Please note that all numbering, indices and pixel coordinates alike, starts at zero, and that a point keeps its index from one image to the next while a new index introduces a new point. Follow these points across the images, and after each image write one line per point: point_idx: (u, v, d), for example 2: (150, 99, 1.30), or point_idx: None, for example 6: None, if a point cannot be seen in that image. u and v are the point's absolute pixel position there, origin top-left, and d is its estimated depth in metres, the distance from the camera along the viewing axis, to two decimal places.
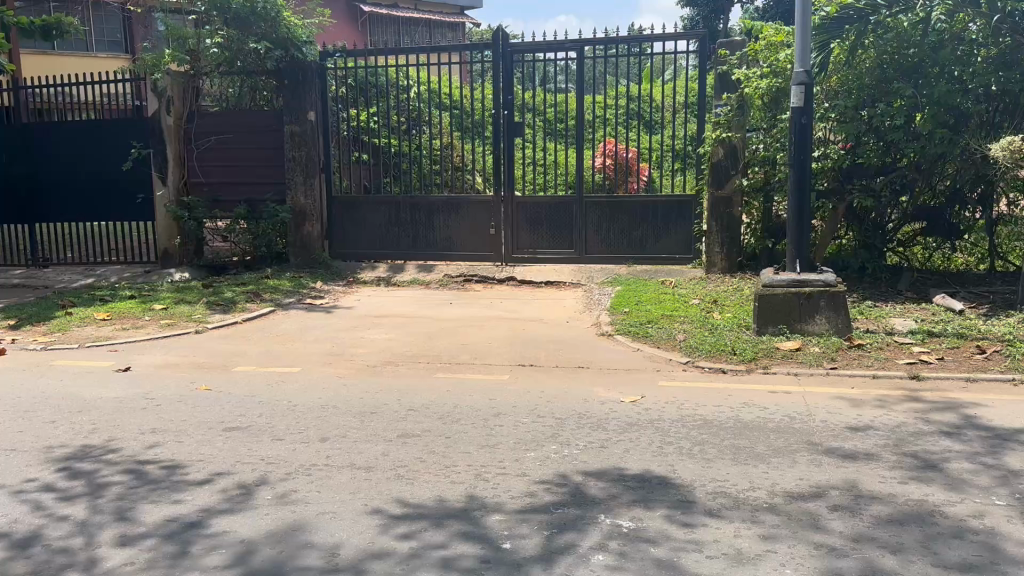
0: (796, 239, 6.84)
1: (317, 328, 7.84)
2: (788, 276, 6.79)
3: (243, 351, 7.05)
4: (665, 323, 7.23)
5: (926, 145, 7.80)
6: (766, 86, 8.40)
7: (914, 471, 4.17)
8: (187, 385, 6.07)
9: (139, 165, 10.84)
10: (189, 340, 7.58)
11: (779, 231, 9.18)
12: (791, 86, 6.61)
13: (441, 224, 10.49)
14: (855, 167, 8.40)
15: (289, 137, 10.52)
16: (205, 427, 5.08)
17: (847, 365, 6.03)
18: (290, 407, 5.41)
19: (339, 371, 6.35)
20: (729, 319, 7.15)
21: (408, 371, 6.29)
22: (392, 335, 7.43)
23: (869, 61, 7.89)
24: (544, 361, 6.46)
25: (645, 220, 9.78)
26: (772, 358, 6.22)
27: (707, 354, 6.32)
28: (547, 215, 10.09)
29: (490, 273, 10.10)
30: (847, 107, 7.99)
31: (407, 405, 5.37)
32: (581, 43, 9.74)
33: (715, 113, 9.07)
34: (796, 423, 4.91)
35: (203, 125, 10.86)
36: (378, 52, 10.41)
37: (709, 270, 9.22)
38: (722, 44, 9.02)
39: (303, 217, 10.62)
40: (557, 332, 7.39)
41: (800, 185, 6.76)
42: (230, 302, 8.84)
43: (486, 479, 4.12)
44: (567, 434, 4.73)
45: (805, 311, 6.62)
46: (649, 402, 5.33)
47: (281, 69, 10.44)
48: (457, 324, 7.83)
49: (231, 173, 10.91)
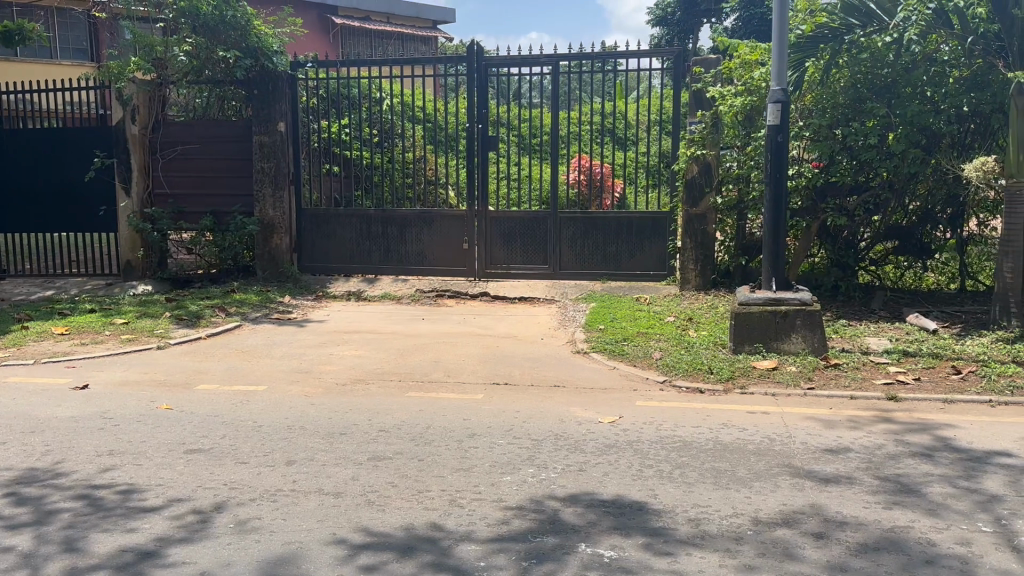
0: (773, 256, 6.74)
1: (285, 344, 7.63)
2: (763, 294, 6.73)
3: (207, 368, 6.82)
4: (641, 341, 7.14)
5: (899, 164, 7.85)
6: (740, 104, 8.39)
7: (898, 496, 4.09)
8: (147, 404, 5.85)
9: (101, 175, 10.58)
10: (151, 356, 7.33)
11: (753, 248, 9.14)
12: (768, 103, 6.58)
13: (413, 238, 10.33)
14: (828, 185, 8.34)
15: (257, 147, 10.29)
16: (165, 449, 4.87)
17: (824, 385, 5.98)
18: (255, 427, 5.22)
19: (307, 389, 6.16)
20: (705, 337, 7.07)
21: (379, 389, 6.12)
22: (363, 352, 7.25)
23: (844, 81, 7.92)
24: (519, 379, 6.33)
25: (619, 236, 9.71)
26: (749, 377, 6.14)
27: (684, 373, 6.23)
28: (521, 230, 9.98)
29: (463, 288, 9.95)
30: (821, 125, 8.01)
31: (378, 426, 5.20)
32: (556, 58, 9.67)
33: (689, 130, 8.99)
34: (776, 444, 4.82)
35: (169, 134, 10.66)
36: (351, 64, 10.28)
37: (684, 288, 9.15)
38: (697, 61, 8.98)
39: (270, 230, 10.37)
40: (532, 349, 7.26)
41: (776, 203, 6.68)
42: (194, 316, 8.60)
43: (460, 505, 3.96)
44: (544, 456, 4.60)
45: (782, 329, 6.57)
46: (627, 422, 5.22)
47: (250, 78, 10.18)
48: (429, 341, 7.67)
49: (197, 184, 10.68)
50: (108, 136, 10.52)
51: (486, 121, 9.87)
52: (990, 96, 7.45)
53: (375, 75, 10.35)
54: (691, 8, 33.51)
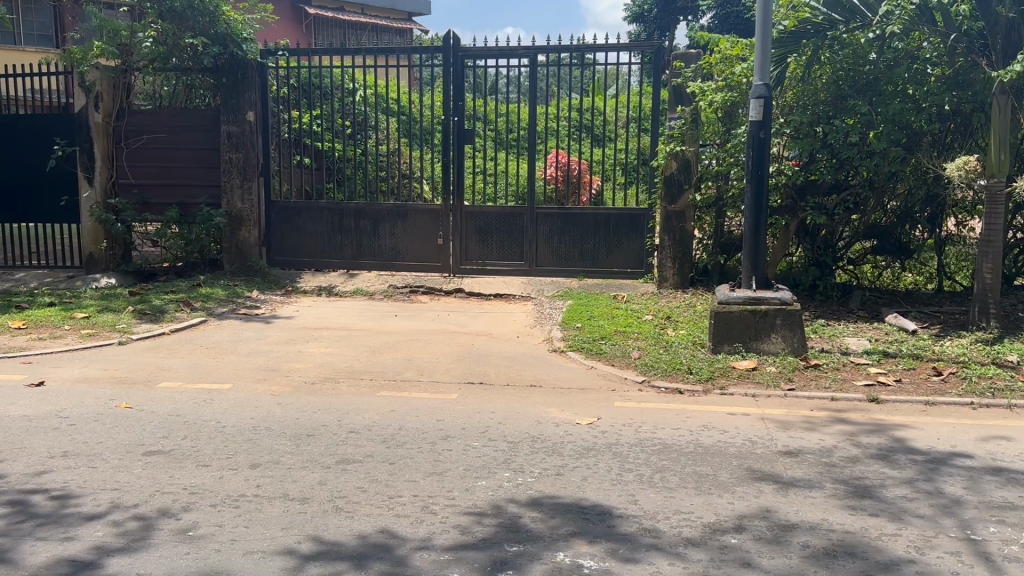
0: (752, 256, 6.62)
1: (252, 340, 7.38)
2: (742, 293, 6.61)
3: (171, 365, 6.57)
4: (619, 340, 6.99)
5: (879, 162, 7.79)
6: (721, 101, 8.23)
7: (886, 501, 3.95)
8: (105, 402, 5.59)
9: (63, 164, 10.26)
10: (112, 351, 7.05)
11: (732, 246, 8.99)
12: (750, 98, 6.45)
13: (386, 232, 10.10)
14: (808, 183, 8.27)
15: (225, 137, 10.03)
16: (122, 450, 4.63)
17: (805, 387, 5.86)
18: (219, 428, 4.99)
19: (274, 388, 5.93)
20: (684, 336, 6.95)
21: (350, 388, 5.90)
22: (333, 349, 7.02)
23: (826, 77, 7.86)
24: (494, 379, 6.14)
25: (597, 232, 9.56)
26: (729, 378, 6.01)
27: (662, 373, 6.10)
28: (497, 225, 9.79)
29: (437, 284, 9.75)
30: (802, 122, 7.89)
31: (347, 427, 4.99)
32: (534, 50, 9.48)
33: (668, 126, 8.83)
34: (759, 447, 4.68)
35: (134, 124, 10.34)
36: (323, 52, 10.00)
37: (661, 286, 9.03)
38: (676, 56, 8.81)
39: (239, 222, 10.13)
40: (507, 348, 7.08)
41: (757, 200, 6.55)
42: (158, 311, 8.32)
43: (432, 511, 3.76)
44: (520, 460, 4.42)
45: (762, 328, 6.45)
46: (606, 424, 5.06)
47: (218, 66, 9.91)
48: (402, 338, 7.46)
49: (162, 175, 10.37)
50: (70, 123, 10.17)
51: (462, 114, 9.69)
52: (972, 95, 7.46)
53: (348, 65, 10.09)
54: (667, 5, 33.53)
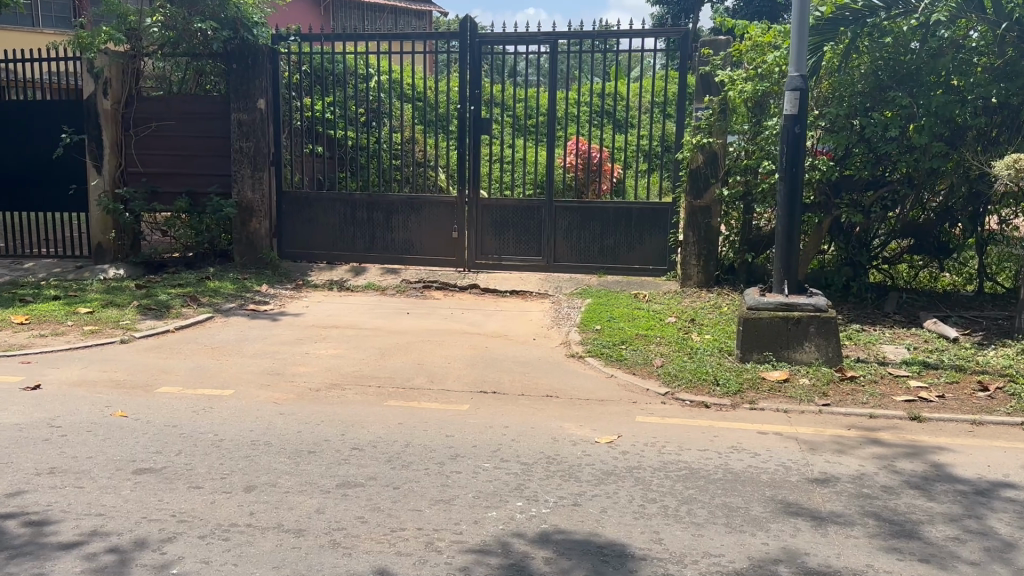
0: (784, 259, 6.24)
1: (258, 340, 7.10)
2: (774, 298, 6.23)
3: (172, 367, 6.29)
4: (640, 345, 6.64)
5: (919, 157, 7.36)
6: (751, 91, 7.87)
7: (936, 544, 3.57)
8: (100, 410, 5.32)
9: (71, 151, 10.00)
10: (113, 350, 6.79)
11: (759, 244, 8.54)
12: (785, 91, 6.04)
13: (400, 225, 9.79)
14: (843, 178, 7.85)
15: (235, 125, 9.73)
16: (112, 467, 4.36)
17: (840, 402, 5.49)
18: (215, 443, 4.71)
19: (277, 395, 5.64)
20: (709, 342, 6.58)
21: (357, 397, 5.60)
22: (341, 351, 6.73)
23: (864, 67, 7.40)
24: (508, 388, 5.81)
25: (618, 227, 9.18)
26: (759, 391, 5.64)
27: (688, 385, 5.73)
28: (514, 219, 9.44)
29: (451, 279, 9.42)
30: (838, 114, 7.47)
31: (351, 443, 4.68)
32: (555, 36, 9.07)
33: (695, 116, 8.45)
34: (792, 475, 4.32)
35: (143, 110, 10.04)
36: (336, 37, 9.63)
37: (685, 284, 8.63)
38: (705, 43, 8.47)
39: (249, 213, 9.84)
40: (523, 352, 6.75)
41: (791, 198, 6.16)
42: (164, 306, 8.06)
43: (437, 549, 3.45)
44: (533, 486, 4.09)
45: (793, 336, 6.08)
46: (626, 443, 4.73)
47: (228, 52, 9.60)
48: (414, 339, 7.15)
49: (172, 163, 10.08)
50: (79, 111, 9.93)
51: (479, 102, 9.33)
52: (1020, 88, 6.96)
53: (361, 51, 9.71)
54: None
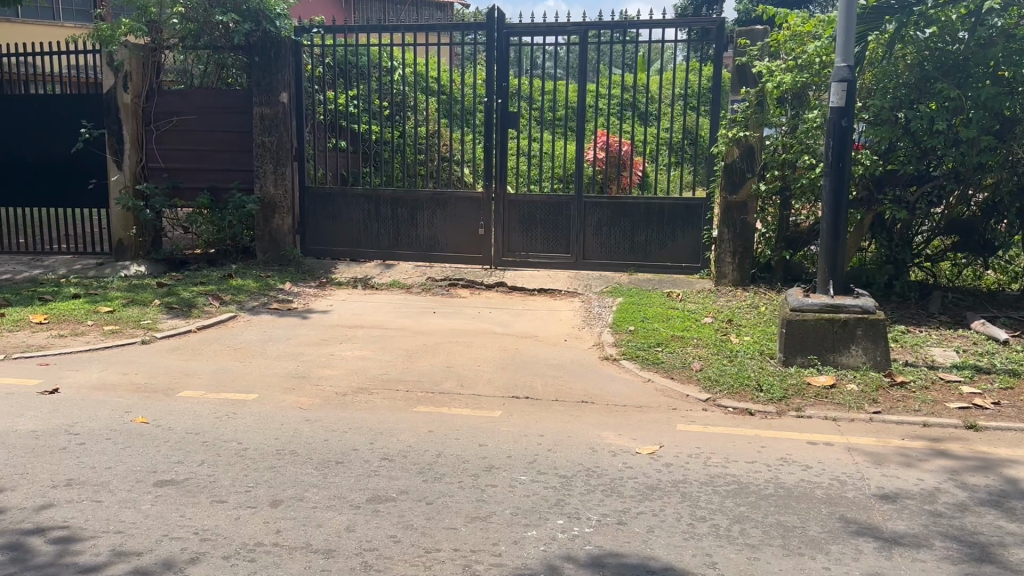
0: (830, 257, 5.96)
1: (281, 340, 6.92)
2: (819, 299, 5.96)
3: (193, 369, 6.13)
4: (677, 347, 6.39)
5: (966, 152, 7.01)
6: (789, 83, 7.52)
7: (1014, 570, 3.30)
8: (120, 417, 5.16)
9: (91, 147, 9.87)
10: (133, 352, 6.64)
11: (796, 241, 8.24)
12: (831, 83, 5.76)
13: (425, 222, 9.56)
14: (887, 173, 7.52)
15: (258, 120, 9.54)
16: (132, 480, 4.19)
17: (891, 410, 5.22)
18: (239, 452, 4.53)
19: (302, 399, 5.45)
20: (749, 344, 6.32)
21: (385, 402, 5.39)
22: (367, 352, 6.53)
23: (908, 59, 7.12)
24: (541, 392, 5.58)
25: (649, 223, 8.90)
26: (805, 397, 5.38)
27: (729, 390, 5.48)
28: (542, 215, 9.18)
29: (478, 277, 9.19)
30: (883, 107, 7.10)
31: (380, 452, 4.48)
32: (584, 27, 8.81)
33: (730, 110, 8.16)
34: (848, 491, 4.07)
35: (164, 104, 9.90)
36: (360, 29, 9.43)
37: (719, 283, 8.35)
38: (741, 33, 8.13)
39: (272, 209, 9.66)
40: (555, 354, 6.52)
41: (837, 194, 5.89)
42: (186, 305, 7.87)
43: (475, 573, 3.23)
44: (574, 502, 3.86)
45: (840, 340, 5.80)
46: (669, 454, 4.49)
47: (251, 44, 9.41)
48: (441, 340, 6.94)
49: (194, 158, 9.93)
50: (99, 105, 9.80)
51: (506, 95, 9.09)
52: None
53: (386, 43, 9.51)
54: None
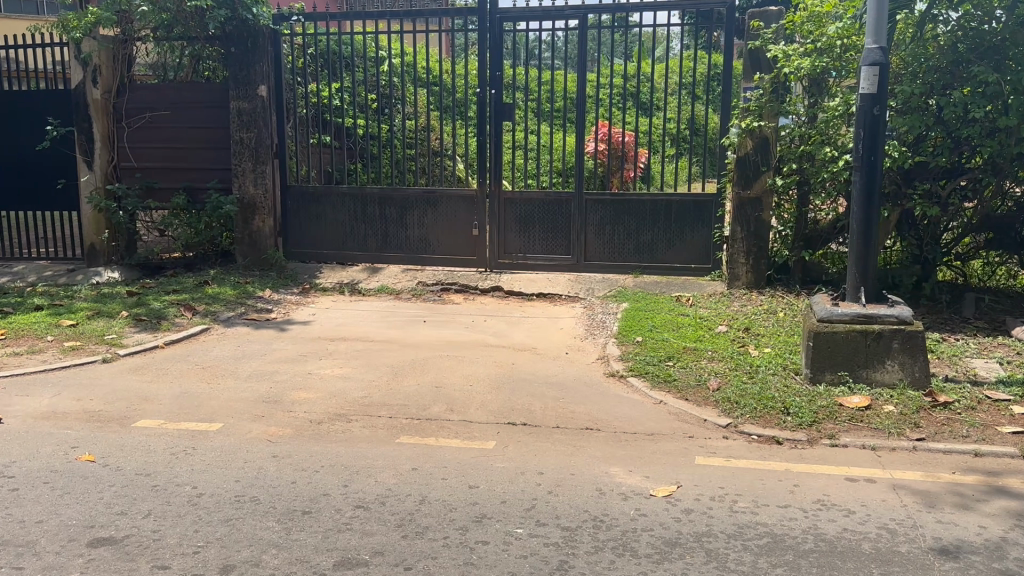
0: (860, 260, 5.36)
1: (255, 357, 6.31)
2: (850, 308, 5.35)
3: (155, 394, 5.52)
4: (690, 361, 5.78)
5: (1004, 142, 6.38)
6: (808, 67, 6.91)
7: None
8: (64, 454, 4.55)
9: (58, 144, 9.28)
10: (92, 372, 6.03)
11: (816, 241, 7.53)
12: (862, 66, 5.16)
13: (415, 222, 8.94)
14: (916, 166, 6.90)
15: (234, 115, 8.94)
16: (63, 537, 3.57)
17: (936, 436, 4.62)
18: (193, 501, 3.92)
19: (271, 430, 4.85)
20: (770, 358, 5.71)
21: (364, 432, 4.78)
22: (348, 371, 5.93)
23: (941, 40, 6.48)
24: (541, 417, 4.98)
25: (655, 222, 8.27)
26: (838, 422, 4.79)
27: (752, 413, 4.88)
28: (540, 214, 8.56)
29: (472, 281, 8.58)
30: (913, 94, 6.49)
31: (354, 499, 3.88)
32: (584, 11, 8.17)
33: (743, 98, 7.54)
34: (900, 544, 3.47)
35: (135, 99, 9.28)
36: (343, 16, 8.79)
37: (731, 286, 7.70)
38: (754, 14, 7.44)
39: (252, 210, 9.06)
40: (555, 370, 5.92)
41: (869, 192, 5.29)
42: (156, 316, 7.24)
43: None
44: (580, 565, 3.26)
45: (874, 354, 5.21)
46: (688, 497, 3.89)
47: (228, 33, 8.83)
48: (431, 354, 6.33)
49: (168, 157, 9.30)
50: (67, 101, 9.20)
51: (500, 85, 8.46)
52: None
53: (372, 30, 8.87)
54: None
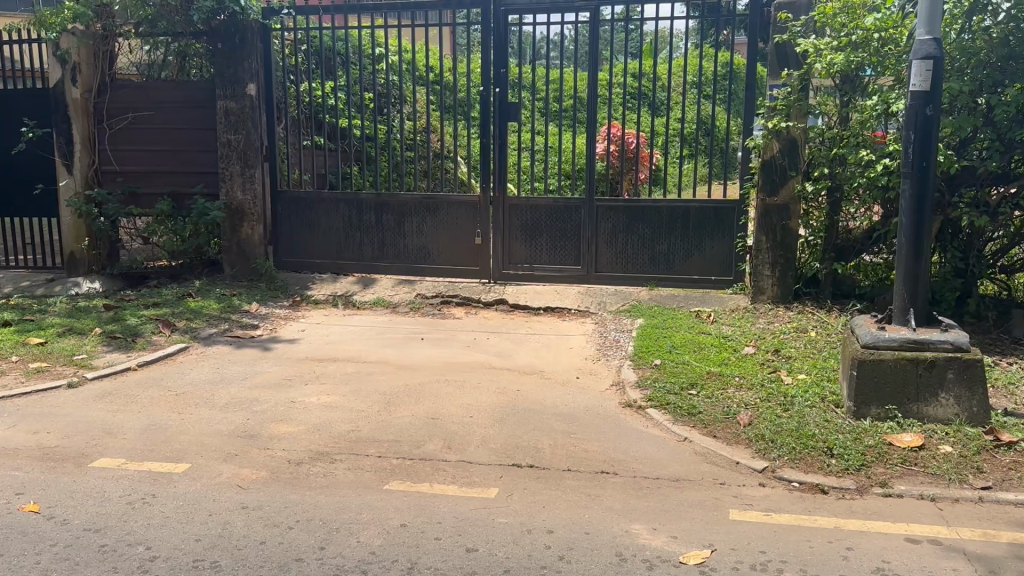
0: (909, 279, 4.78)
1: (235, 382, 5.74)
2: (898, 333, 4.76)
3: (120, 427, 4.95)
4: (716, 389, 5.18)
5: None
6: (841, 63, 6.32)
7: None
8: (6, 502, 3.97)
9: (34, 148, 8.76)
10: (54, 399, 5.46)
11: (848, 252, 6.92)
12: (912, 61, 4.58)
13: (414, 230, 8.37)
14: (961, 171, 6.29)
15: (221, 115, 8.38)
16: None
17: (1004, 483, 4.02)
18: (143, 568, 3.34)
19: (243, 472, 4.27)
20: (806, 387, 5.12)
21: (348, 476, 4.19)
22: (336, 398, 5.34)
23: (991, 32, 5.87)
24: (549, 457, 4.39)
25: (671, 230, 7.67)
26: (889, 467, 4.20)
27: (791, 455, 4.29)
28: (548, 221, 7.98)
29: (474, 293, 7.99)
30: (960, 91, 5.88)
31: (331, 567, 3.29)
32: (595, 2, 7.59)
33: (768, 97, 6.96)
34: None
35: (118, 99, 8.71)
36: (337, 9, 8.23)
37: (756, 300, 7.11)
38: (781, 5, 6.90)
39: (241, 217, 8.49)
40: (564, 398, 5.33)
41: (920, 202, 4.71)
42: (131, 334, 6.68)
43: None
44: None
45: (926, 385, 4.62)
46: (724, 566, 3.29)
47: (215, 28, 8.29)
48: (428, 378, 5.75)
49: (152, 160, 8.74)
50: (45, 101, 8.67)
51: (505, 83, 7.89)
52: None
53: (369, 25, 8.30)
54: None
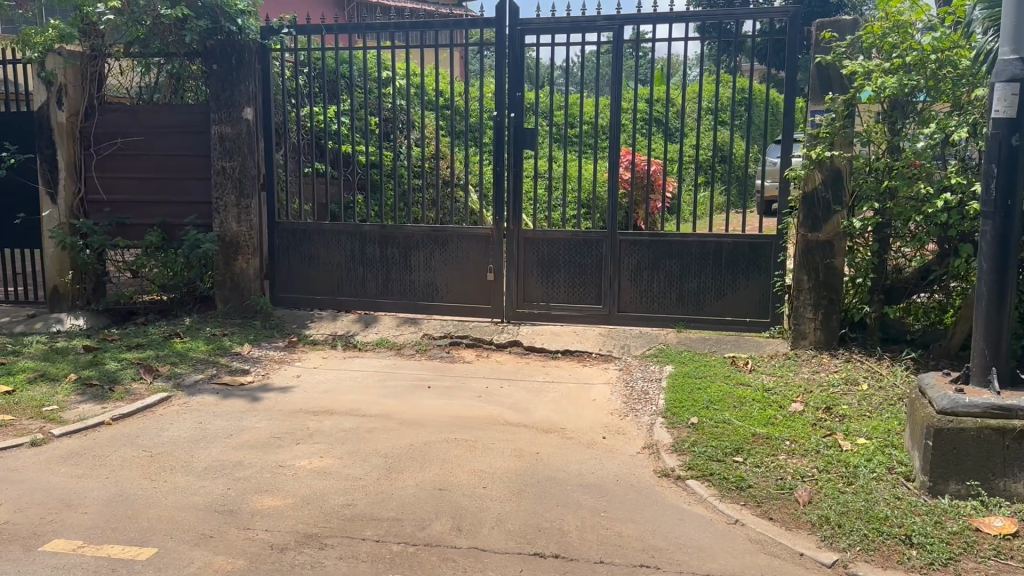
0: (992, 334, 4.15)
1: (219, 440, 5.11)
2: (979, 397, 4.08)
3: (82, 497, 4.33)
4: (765, 456, 4.53)
5: None
6: (893, 87, 5.71)
7: None
8: None
9: (17, 175, 8.26)
10: (14, 460, 4.84)
11: (898, 293, 6.28)
12: (996, 85, 3.97)
13: (421, 265, 7.76)
14: None
15: (216, 141, 7.81)
16: None
17: None
18: None
19: (217, 561, 3.63)
20: (870, 455, 4.46)
21: (340, 569, 3.54)
22: (330, 463, 4.70)
23: None
24: (578, 543, 3.73)
25: (702, 268, 7.05)
26: (983, 561, 3.53)
27: (864, 546, 3.64)
28: (566, 257, 7.37)
29: (486, 333, 7.37)
30: None
31: None
32: (619, 21, 7.02)
33: (810, 123, 6.35)
34: None
35: (106, 124, 8.16)
36: (341, 29, 7.68)
37: (797, 345, 6.48)
38: (827, 24, 6.30)
39: (236, 250, 7.92)
40: (590, 464, 4.67)
41: (1005, 246, 4.08)
42: (108, 382, 6.08)
43: None
44: None
45: (1015, 459, 3.95)
46: None
47: (210, 48, 7.74)
48: (436, 437, 5.10)
49: (143, 188, 8.18)
50: (28, 123, 8.17)
51: (521, 108, 7.30)
52: None
53: (373, 46, 7.74)
54: None
